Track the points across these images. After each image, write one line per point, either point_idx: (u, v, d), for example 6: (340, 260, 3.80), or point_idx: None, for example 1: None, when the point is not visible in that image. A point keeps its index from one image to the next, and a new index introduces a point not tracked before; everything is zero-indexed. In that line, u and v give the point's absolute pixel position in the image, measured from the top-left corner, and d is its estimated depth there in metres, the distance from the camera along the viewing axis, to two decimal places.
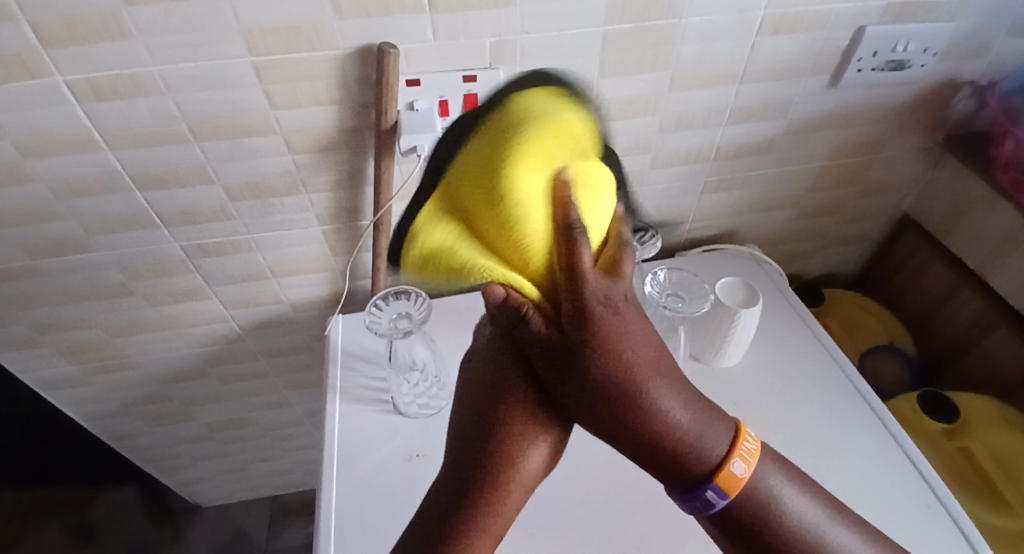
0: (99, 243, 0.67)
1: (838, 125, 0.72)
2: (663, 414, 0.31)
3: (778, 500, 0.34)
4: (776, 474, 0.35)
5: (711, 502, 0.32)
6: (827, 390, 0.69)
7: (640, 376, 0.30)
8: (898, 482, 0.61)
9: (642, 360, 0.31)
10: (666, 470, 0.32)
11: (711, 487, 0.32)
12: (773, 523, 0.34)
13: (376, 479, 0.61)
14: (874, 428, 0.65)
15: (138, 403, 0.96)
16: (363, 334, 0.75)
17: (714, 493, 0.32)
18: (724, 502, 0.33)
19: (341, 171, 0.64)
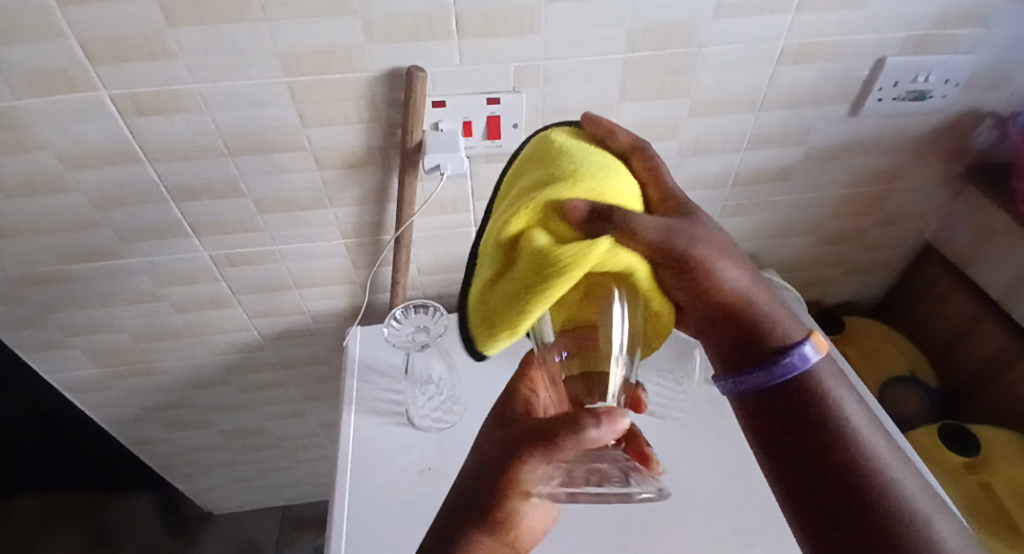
0: (131, 251, 0.70)
1: (857, 153, 0.72)
2: (738, 289, 0.34)
3: (843, 398, 0.36)
4: (831, 372, 0.37)
5: (804, 359, 0.35)
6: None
7: (718, 267, 0.32)
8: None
9: (720, 256, 0.32)
10: (751, 347, 0.35)
11: (795, 354, 0.34)
12: (830, 423, 0.35)
13: (387, 492, 0.62)
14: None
15: (158, 409, 0.98)
16: (380, 346, 0.76)
17: (805, 353, 0.35)
18: (804, 367, 0.35)
19: (366, 188, 0.66)
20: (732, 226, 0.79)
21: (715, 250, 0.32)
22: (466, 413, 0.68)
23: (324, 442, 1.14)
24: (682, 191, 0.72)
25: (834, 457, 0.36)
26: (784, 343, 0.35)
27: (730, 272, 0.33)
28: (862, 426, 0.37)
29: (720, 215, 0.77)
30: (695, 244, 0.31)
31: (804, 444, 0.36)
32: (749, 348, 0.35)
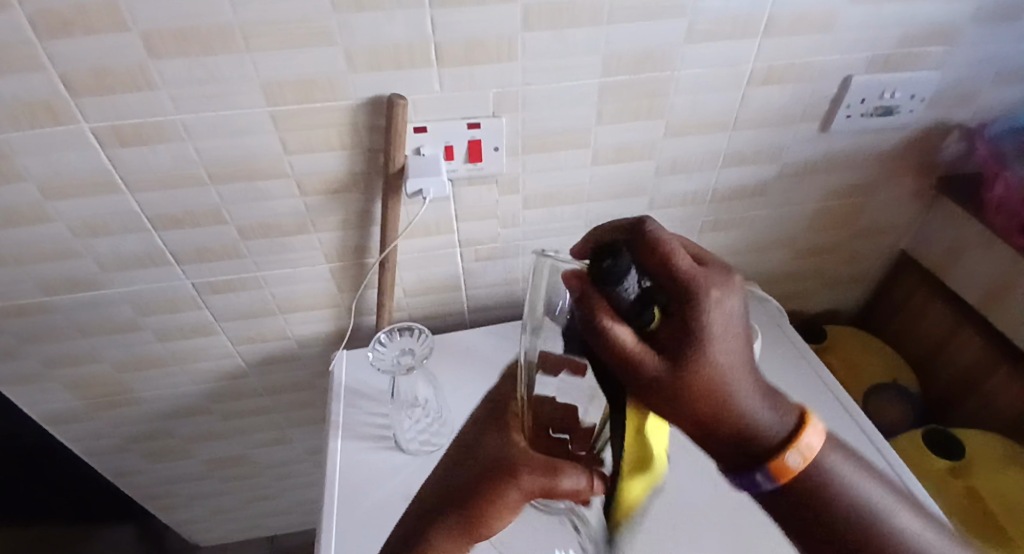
0: (112, 279, 0.69)
1: (831, 168, 0.74)
2: (727, 395, 0.28)
3: (847, 493, 0.31)
4: (731, 341, 0.28)
5: (758, 485, 0.29)
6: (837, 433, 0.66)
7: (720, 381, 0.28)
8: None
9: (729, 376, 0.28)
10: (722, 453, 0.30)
11: (764, 473, 0.29)
12: (830, 511, 0.31)
13: (375, 520, 0.59)
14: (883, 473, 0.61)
15: (141, 439, 0.96)
16: (366, 369, 0.74)
17: (763, 479, 0.29)
18: (771, 486, 0.29)
19: (349, 212, 0.66)
20: (713, 241, 0.80)
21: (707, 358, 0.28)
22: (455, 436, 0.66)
23: (310, 468, 1.12)
24: (662, 209, 0.74)
25: None
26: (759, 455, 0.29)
27: (726, 347, 0.28)
28: (741, 382, 0.29)
29: (700, 231, 0.78)
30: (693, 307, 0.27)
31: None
32: (721, 444, 0.29)
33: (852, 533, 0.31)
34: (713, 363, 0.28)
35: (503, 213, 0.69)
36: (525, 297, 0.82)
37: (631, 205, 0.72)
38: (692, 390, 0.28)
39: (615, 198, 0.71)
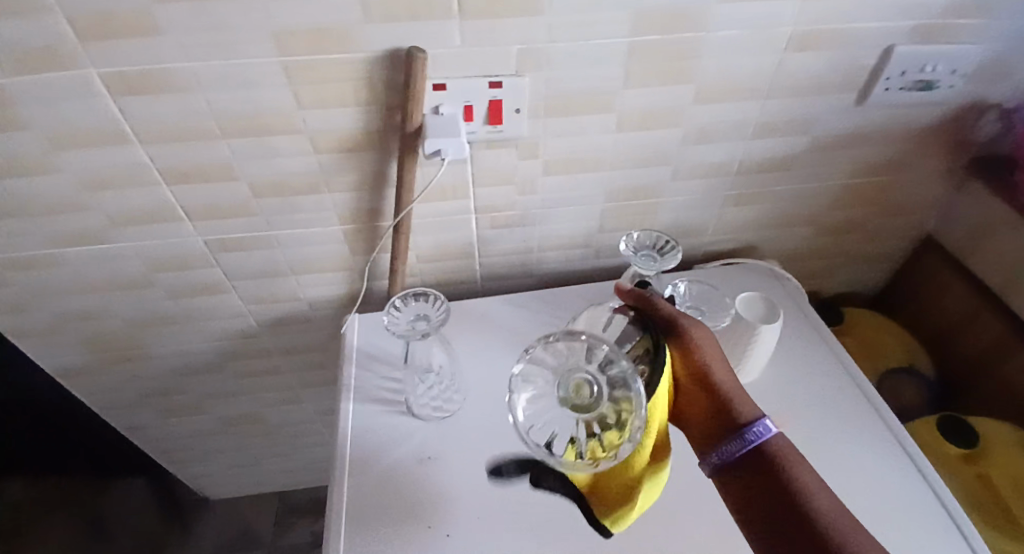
0: (124, 235, 0.68)
1: (863, 142, 0.71)
2: (718, 371, 0.46)
3: (803, 470, 0.41)
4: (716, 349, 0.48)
5: (750, 433, 0.42)
6: (860, 421, 0.64)
7: (709, 359, 0.46)
8: (917, 512, 0.57)
9: (713, 359, 0.47)
10: (726, 421, 0.44)
11: (758, 423, 0.42)
12: (785, 482, 0.40)
13: (385, 483, 0.59)
14: (904, 464, 0.60)
15: (153, 395, 0.97)
16: (378, 333, 0.74)
17: (757, 430, 0.42)
18: (758, 440, 0.42)
19: (363, 173, 0.64)
20: (735, 216, 0.78)
21: (699, 347, 0.47)
22: (466, 402, 0.65)
23: (320, 428, 1.14)
24: (684, 180, 0.71)
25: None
26: (745, 420, 0.43)
27: (712, 349, 0.47)
28: (732, 382, 0.46)
29: (722, 205, 0.76)
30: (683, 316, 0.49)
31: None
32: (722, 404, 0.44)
33: (818, 508, 0.39)
34: (705, 353, 0.46)
35: (521, 178, 0.67)
36: (540, 266, 0.81)
37: (652, 174, 0.70)
38: (688, 349, 0.46)
39: (637, 166, 0.68)
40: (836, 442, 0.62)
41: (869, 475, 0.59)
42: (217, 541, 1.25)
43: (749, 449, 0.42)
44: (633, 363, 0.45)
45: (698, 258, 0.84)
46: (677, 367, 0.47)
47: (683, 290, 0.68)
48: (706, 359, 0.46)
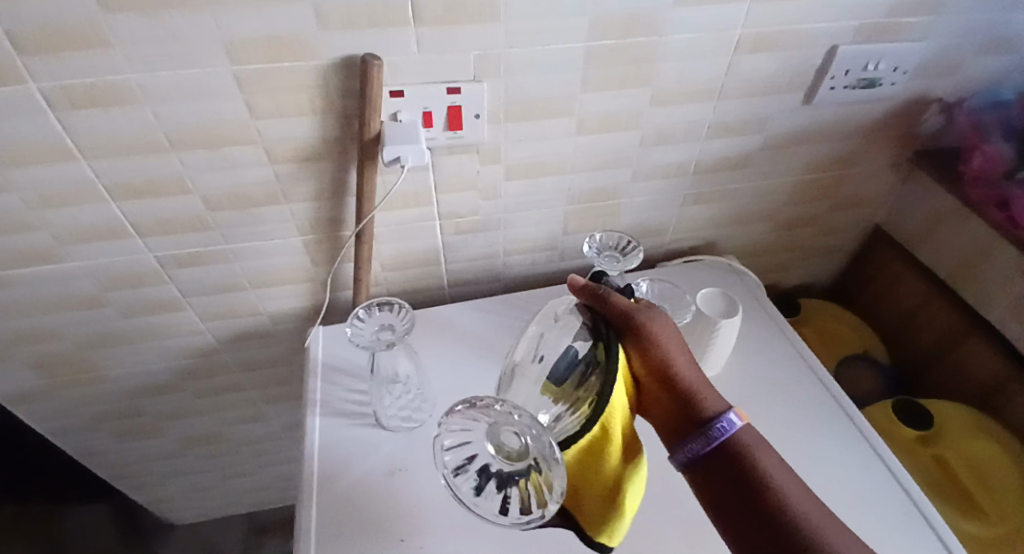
0: (69, 253, 0.65)
1: (814, 140, 0.74)
2: (680, 367, 0.46)
3: (768, 459, 0.43)
4: (678, 343, 0.49)
5: (717, 428, 0.43)
6: (821, 412, 0.66)
7: (671, 355, 0.47)
8: (873, 492, 0.59)
9: (676, 354, 0.47)
10: (691, 419, 0.44)
11: (724, 417, 0.43)
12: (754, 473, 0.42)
13: (355, 498, 0.57)
14: (863, 451, 0.63)
15: (109, 419, 0.93)
16: (344, 345, 0.72)
17: (725, 423, 0.43)
18: (727, 433, 0.43)
19: (323, 182, 0.63)
20: (696, 214, 0.80)
21: (660, 344, 0.47)
22: (436, 411, 0.65)
23: (289, 445, 1.11)
24: (645, 181, 0.72)
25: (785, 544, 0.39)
26: (711, 414, 0.44)
27: (673, 343, 0.48)
28: (695, 376, 0.47)
29: (684, 204, 0.77)
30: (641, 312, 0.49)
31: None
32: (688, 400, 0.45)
33: (783, 494, 0.41)
34: (665, 349, 0.47)
35: (484, 184, 0.67)
36: (507, 271, 0.81)
37: (614, 176, 0.70)
38: (649, 348, 0.46)
39: (600, 169, 0.69)
40: (799, 433, 0.64)
41: (832, 462, 0.62)
42: None
43: (715, 446, 0.43)
44: (585, 377, 0.45)
45: (662, 257, 0.86)
46: (638, 365, 0.48)
47: (645, 289, 0.68)
48: (667, 355, 0.47)
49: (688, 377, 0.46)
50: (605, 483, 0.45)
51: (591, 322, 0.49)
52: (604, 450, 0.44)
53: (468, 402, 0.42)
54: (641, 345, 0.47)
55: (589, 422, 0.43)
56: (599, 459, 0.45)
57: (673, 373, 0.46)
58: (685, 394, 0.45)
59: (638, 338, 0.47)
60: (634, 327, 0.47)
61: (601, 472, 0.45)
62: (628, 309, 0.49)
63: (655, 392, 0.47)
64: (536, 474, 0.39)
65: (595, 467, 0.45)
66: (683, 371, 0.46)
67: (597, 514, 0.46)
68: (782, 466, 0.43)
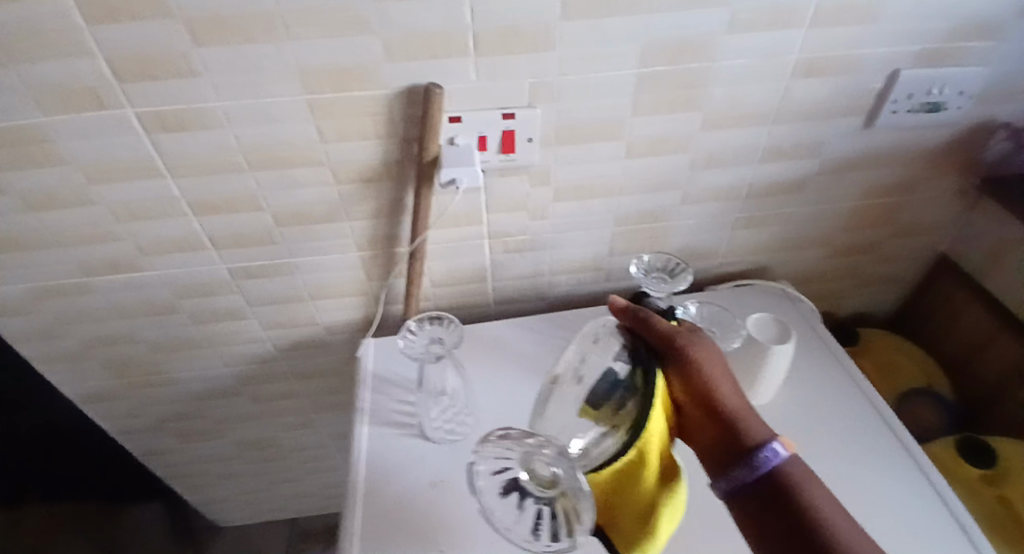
0: (150, 262, 0.71)
1: (870, 165, 0.72)
2: (722, 393, 0.46)
3: (816, 493, 0.42)
4: (722, 369, 0.48)
5: (761, 457, 0.42)
6: (878, 446, 0.63)
7: (713, 380, 0.47)
8: (934, 534, 0.56)
9: (719, 380, 0.47)
10: (733, 447, 0.44)
11: (769, 447, 0.42)
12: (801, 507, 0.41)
13: (398, 505, 0.59)
14: (925, 490, 0.59)
15: (172, 419, 0.99)
16: (394, 357, 0.75)
17: (770, 453, 0.42)
18: (771, 464, 0.42)
19: (381, 201, 0.67)
20: (745, 238, 0.79)
21: (700, 369, 0.47)
22: (480, 425, 0.66)
23: (334, 453, 1.14)
24: (692, 204, 0.72)
25: None
26: (755, 443, 0.43)
27: (715, 369, 0.48)
28: (739, 404, 0.46)
29: (732, 227, 0.77)
30: (683, 336, 0.49)
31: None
32: (730, 427, 0.44)
33: (833, 531, 0.39)
34: (707, 373, 0.47)
35: (533, 205, 0.69)
36: (552, 290, 0.82)
37: (662, 199, 0.71)
38: (690, 372, 0.46)
39: (647, 192, 0.70)
40: (853, 466, 0.61)
41: (887, 498, 0.59)
42: None
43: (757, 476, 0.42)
44: (623, 400, 0.46)
45: (709, 280, 0.85)
46: (678, 389, 0.48)
47: (693, 313, 0.68)
48: (709, 380, 0.46)
49: (730, 404, 0.46)
50: (642, 505, 0.46)
51: (632, 344, 0.49)
52: (642, 473, 0.45)
53: (503, 432, 0.48)
54: (681, 368, 0.47)
55: (627, 446, 0.44)
56: (636, 482, 0.45)
57: (715, 399, 0.46)
58: (728, 421, 0.45)
59: (679, 362, 0.47)
60: (675, 350, 0.48)
61: (638, 494, 0.45)
62: (670, 332, 0.49)
63: (698, 419, 0.47)
64: (565, 501, 0.43)
65: (632, 489, 0.45)
66: (725, 398, 0.46)
67: (630, 531, 0.47)
68: (832, 502, 0.42)
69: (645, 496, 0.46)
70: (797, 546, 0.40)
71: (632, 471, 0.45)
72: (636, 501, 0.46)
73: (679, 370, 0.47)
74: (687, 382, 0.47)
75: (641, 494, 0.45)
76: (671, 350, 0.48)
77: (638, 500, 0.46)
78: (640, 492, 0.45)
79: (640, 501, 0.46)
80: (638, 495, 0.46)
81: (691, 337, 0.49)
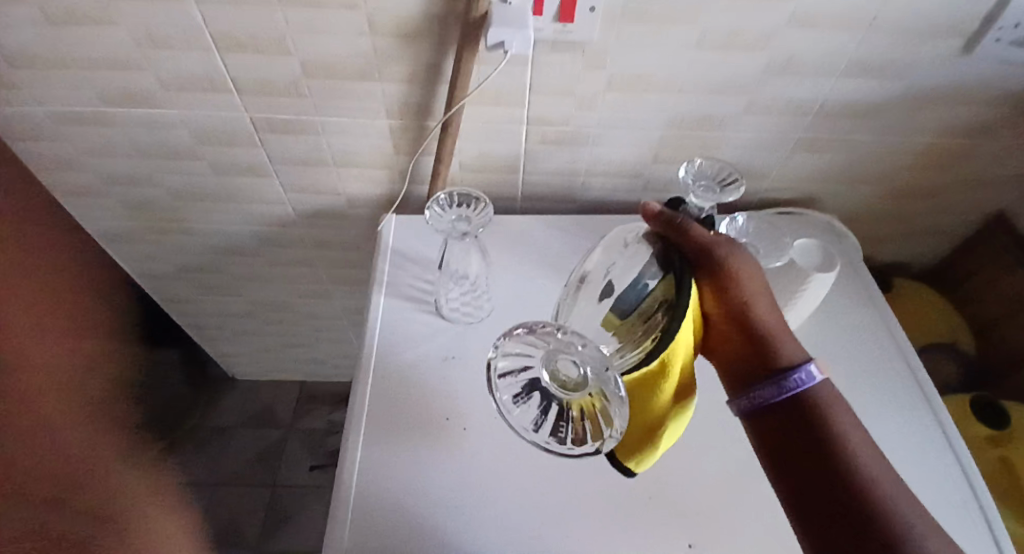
0: (173, 100, 0.67)
1: (962, 99, 0.65)
2: (760, 311, 0.45)
3: (842, 419, 0.41)
4: (762, 287, 0.47)
5: (794, 379, 0.42)
6: (895, 386, 0.62)
7: (751, 298, 0.45)
8: (929, 472, 0.56)
9: (757, 298, 0.46)
10: (765, 366, 0.44)
11: (804, 370, 0.42)
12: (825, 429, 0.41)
13: (407, 375, 0.60)
14: (931, 433, 0.59)
15: (191, 270, 1.01)
16: (415, 236, 0.74)
17: (803, 375, 0.42)
18: (803, 385, 0.42)
19: (419, 64, 0.61)
20: (801, 163, 0.73)
21: (740, 287, 0.45)
22: (494, 312, 0.66)
23: (345, 326, 1.18)
24: (754, 115, 0.66)
25: (841, 504, 0.38)
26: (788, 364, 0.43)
27: (752, 284, 0.46)
28: (776, 324, 0.46)
29: (791, 148, 0.71)
30: (721, 249, 0.46)
31: (850, 526, 0.37)
32: (764, 347, 0.44)
33: (852, 455, 0.40)
34: (744, 291, 0.45)
35: (581, 92, 0.63)
36: (585, 192, 0.78)
37: (723, 104, 0.65)
38: (728, 289, 0.45)
39: (708, 94, 0.64)
40: (864, 401, 0.61)
41: (891, 434, 0.59)
42: (241, 415, 1.37)
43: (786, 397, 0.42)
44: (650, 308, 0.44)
45: (751, 204, 0.80)
46: (710, 303, 0.46)
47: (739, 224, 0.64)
48: (745, 297, 0.45)
49: (767, 323, 0.45)
50: (652, 419, 0.45)
51: (663, 252, 0.46)
52: (660, 387, 0.44)
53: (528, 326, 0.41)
54: (718, 284, 0.45)
55: (652, 359, 0.42)
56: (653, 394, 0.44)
57: (751, 317, 0.45)
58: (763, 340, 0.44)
59: (715, 278, 0.45)
60: (713, 266, 0.45)
61: (653, 407, 0.45)
62: (707, 244, 0.46)
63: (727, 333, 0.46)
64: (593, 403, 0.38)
65: (648, 403, 0.44)
66: (762, 317, 0.45)
67: (634, 444, 0.47)
68: (857, 429, 0.42)
69: (659, 410, 0.45)
70: (811, 464, 0.40)
71: (651, 384, 0.44)
72: (648, 415, 0.45)
73: (716, 285, 0.45)
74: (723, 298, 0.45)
75: (655, 408, 0.45)
76: (708, 264, 0.45)
77: (651, 413, 0.45)
78: (653, 405, 0.45)
79: (652, 414, 0.45)
80: (652, 408, 0.45)
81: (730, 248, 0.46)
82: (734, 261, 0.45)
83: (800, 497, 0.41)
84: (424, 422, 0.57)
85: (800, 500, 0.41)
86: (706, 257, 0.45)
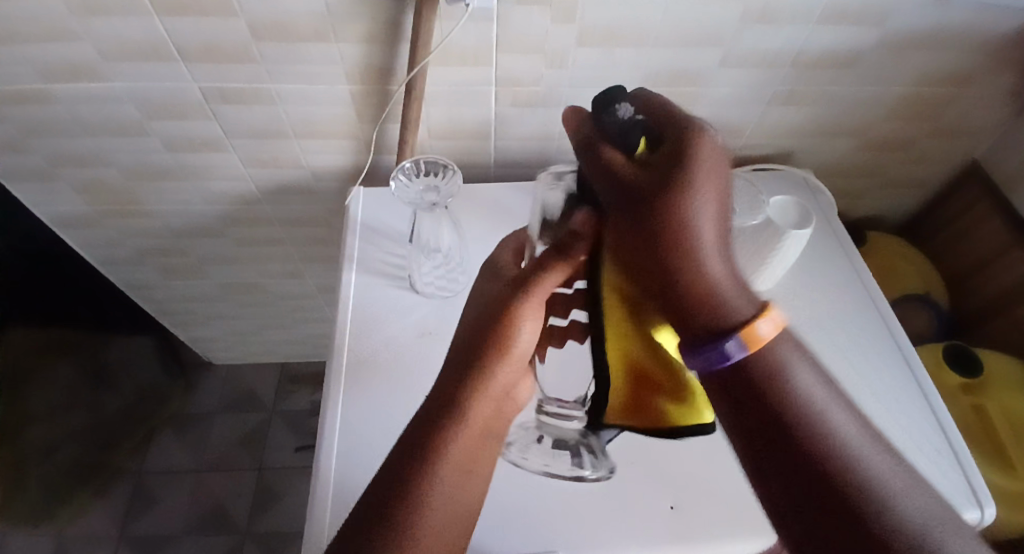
0: (113, 72, 0.62)
1: (938, 45, 0.63)
2: (705, 267, 0.35)
3: (793, 380, 0.35)
4: (714, 216, 0.37)
5: (719, 352, 0.33)
6: (867, 335, 0.63)
7: (688, 247, 0.36)
8: (901, 415, 0.58)
9: (695, 237, 0.37)
10: (689, 334, 0.35)
11: (733, 338, 0.33)
12: (781, 403, 0.33)
13: (384, 353, 0.59)
14: (903, 377, 0.60)
15: (154, 254, 0.96)
16: (385, 209, 0.71)
17: (733, 346, 0.33)
18: (740, 354, 0.33)
19: (378, 23, 0.57)
20: (778, 117, 0.72)
21: (668, 241, 0.37)
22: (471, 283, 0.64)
23: (321, 305, 1.14)
24: (731, 68, 0.64)
25: (803, 492, 0.32)
26: (717, 331, 0.33)
27: (700, 215, 0.37)
28: (720, 284, 0.35)
29: (769, 102, 0.69)
30: (636, 192, 0.39)
31: (846, 530, 0.30)
32: (689, 314, 0.35)
33: (815, 432, 0.33)
34: (678, 239, 0.37)
35: (552, 49, 0.60)
36: (561, 156, 0.76)
37: (698, 58, 0.63)
38: (653, 243, 0.37)
39: (683, 47, 0.61)
40: (838, 352, 0.62)
41: (866, 382, 0.60)
42: (221, 400, 1.33)
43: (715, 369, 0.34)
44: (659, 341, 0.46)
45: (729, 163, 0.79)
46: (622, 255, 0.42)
47: None
48: (677, 248, 0.37)
49: (709, 279, 0.35)
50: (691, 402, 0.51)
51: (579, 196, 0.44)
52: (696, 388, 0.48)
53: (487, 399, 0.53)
54: (632, 234, 0.39)
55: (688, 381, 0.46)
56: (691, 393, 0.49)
57: (681, 276, 0.36)
58: (696, 311, 0.34)
59: (627, 226, 0.39)
60: (623, 213, 0.40)
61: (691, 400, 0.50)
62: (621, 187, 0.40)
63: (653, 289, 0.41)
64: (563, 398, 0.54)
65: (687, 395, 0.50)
66: (700, 277, 0.35)
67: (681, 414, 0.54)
68: (812, 385, 0.35)
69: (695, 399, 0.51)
70: (774, 452, 0.33)
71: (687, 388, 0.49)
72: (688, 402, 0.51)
73: (641, 239, 0.38)
74: (640, 250, 0.39)
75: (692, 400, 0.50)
76: (624, 214, 0.40)
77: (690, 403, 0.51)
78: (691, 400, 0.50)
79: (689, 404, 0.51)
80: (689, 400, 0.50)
81: (656, 182, 0.39)
82: (660, 204, 0.38)
83: (767, 481, 0.34)
84: (404, 402, 0.55)
85: (767, 483, 0.34)
86: (624, 209, 0.40)
